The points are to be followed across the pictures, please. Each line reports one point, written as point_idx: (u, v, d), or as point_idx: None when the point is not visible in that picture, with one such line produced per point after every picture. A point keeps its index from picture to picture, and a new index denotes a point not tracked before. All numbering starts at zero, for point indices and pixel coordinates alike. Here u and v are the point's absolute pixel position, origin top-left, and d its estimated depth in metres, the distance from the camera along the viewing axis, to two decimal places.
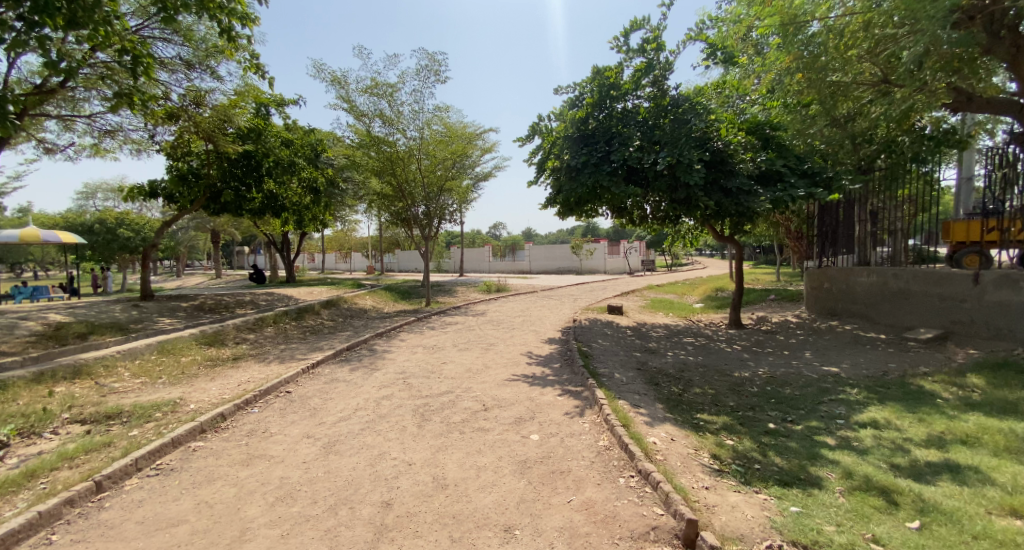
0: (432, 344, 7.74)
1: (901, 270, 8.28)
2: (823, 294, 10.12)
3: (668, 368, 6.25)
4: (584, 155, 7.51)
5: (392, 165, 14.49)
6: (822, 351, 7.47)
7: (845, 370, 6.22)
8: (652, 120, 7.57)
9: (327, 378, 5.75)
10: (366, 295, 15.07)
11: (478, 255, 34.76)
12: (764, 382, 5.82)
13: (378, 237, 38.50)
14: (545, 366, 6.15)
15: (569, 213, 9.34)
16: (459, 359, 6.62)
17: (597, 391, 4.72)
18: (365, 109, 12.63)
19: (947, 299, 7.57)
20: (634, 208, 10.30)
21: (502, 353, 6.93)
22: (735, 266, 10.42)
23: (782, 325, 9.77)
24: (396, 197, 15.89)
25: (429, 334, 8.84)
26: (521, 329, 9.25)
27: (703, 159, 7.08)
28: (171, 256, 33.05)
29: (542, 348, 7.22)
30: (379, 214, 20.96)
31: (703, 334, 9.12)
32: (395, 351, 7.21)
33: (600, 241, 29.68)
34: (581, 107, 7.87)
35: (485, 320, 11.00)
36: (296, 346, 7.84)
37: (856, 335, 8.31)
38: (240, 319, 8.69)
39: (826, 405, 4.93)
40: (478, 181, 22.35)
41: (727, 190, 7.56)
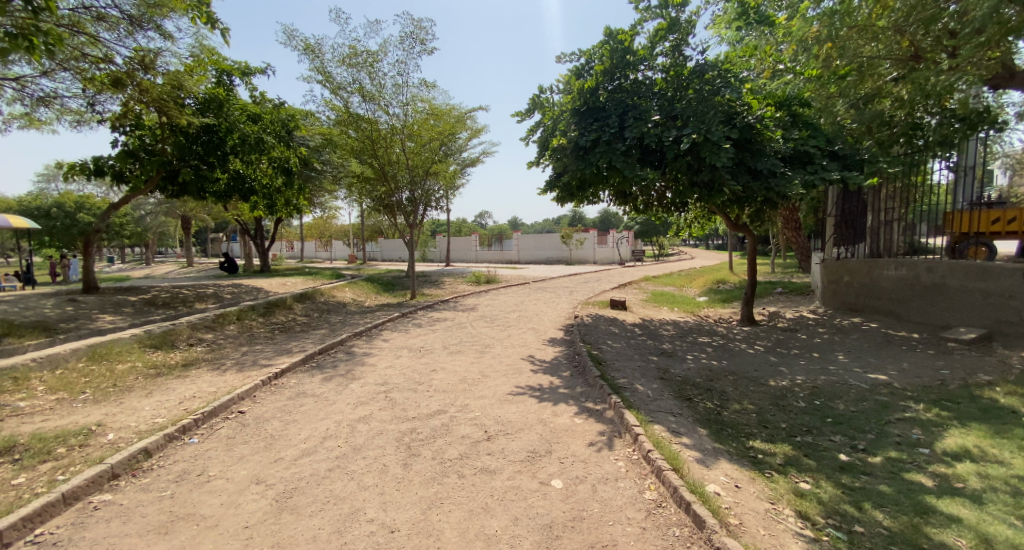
0: (420, 346, 6.78)
1: (935, 264, 7.72)
2: (841, 288, 9.46)
3: (693, 377, 5.40)
4: (594, 132, 6.53)
5: (372, 145, 13.34)
6: (856, 355, 6.72)
7: (894, 379, 5.46)
8: (672, 92, 6.62)
9: (293, 392, 4.74)
10: (347, 287, 13.98)
11: (465, 244, 33.65)
12: (809, 394, 5.00)
13: (360, 225, 37.11)
14: (553, 375, 5.26)
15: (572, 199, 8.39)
16: (452, 366, 5.67)
17: (626, 413, 3.82)
18: (342, 81, 11.47)
19: (991, 295, 7.04)
20: (640, 194, 9.44)
21: (502, 359, 5.99)
22: (748, 259, 9.64)
23: (799, 321, 9.02)
24: (379, 180, 14.86)
25: (416, 333, 7.86)
26: (518, 327, 8.32)
27: (732, 137, 6.14)
28: (141, 243, 31.24)
29: (545, 352, 6.34)
30: (360, 200, 19.72)
31: (716, 332, 8.32)
32: (377, 355, 6.20)
33: (591, 231, 28.83)
34: (590, 77, 6.88)
35: (477, 316, 10.04)
36: (261, 348, 6.78)
37: (887, 336, 7.65)
38: (197, 315, 7.57)
39: (895, 427, 4.12)
40: (465, 167, 21.26)
41: (754, 172, 6.68)
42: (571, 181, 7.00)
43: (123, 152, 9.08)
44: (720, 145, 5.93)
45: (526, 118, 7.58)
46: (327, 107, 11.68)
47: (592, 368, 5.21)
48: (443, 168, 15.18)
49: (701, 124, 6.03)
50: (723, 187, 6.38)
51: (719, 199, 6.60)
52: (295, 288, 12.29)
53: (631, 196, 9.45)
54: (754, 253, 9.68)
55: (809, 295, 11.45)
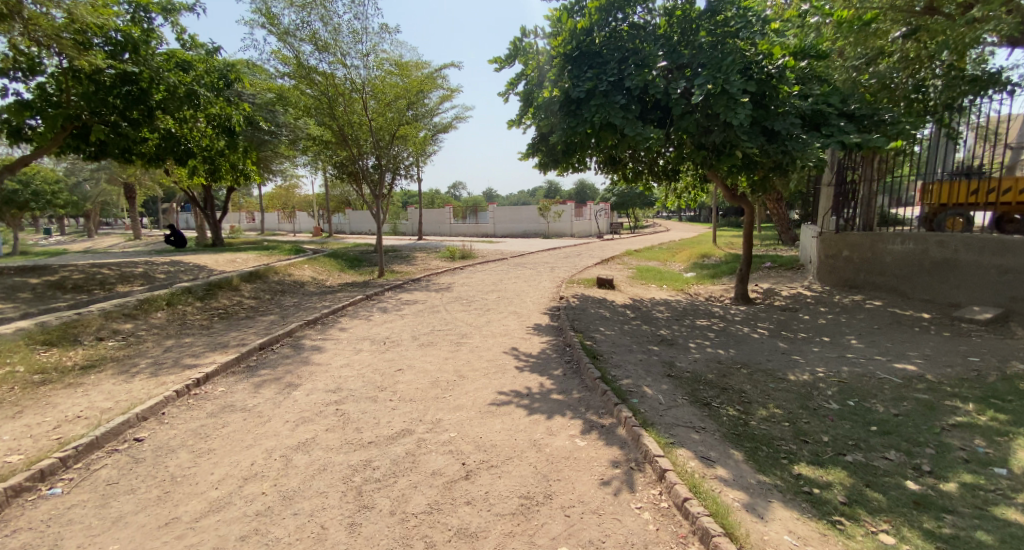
0: (384, 337, 5.82)
1: (947, 237, 7.18)
2: (839, 262, 8.90)
3: (705, 373, 4.64)
4: (590, 81, 5.57)
5: (331, 103, 11.93)
6: (870, 339, 6.13)
7: (925, 370, 4.85)
8: (678, 36, 5.72)
9: (216, 405, 3.73)
10: (306, 264, 12.70)
11: (438, 216, 32.23)
12: (838, 393, 4.31)
13: (325, 195, 35.11)
14: (543, 375, 4.40)
15: (556, 165, 7.44)
16: (423, 364, 4.75)
17: (644, 436, 3.00)
18: (291, 26, 10.04)
19: (1008, 271, 6.56)
20: (630, 161, 8.57)
21: (481, 354, 5.09)
22: (745, 232, 8.95)
23: (797, 300, 8.42)
24: (340, 144, 13.48)
25: (381, 320, 6.88)
26: (497, 313, 7.42)
27: (749, 90, 5.29)
28: (80, 213, 28.65)
29: (531, 343, 5.48)
30: (321, 167, 18.12)
31: (714, 313, 7.61)
32: (332, 350, 5.21)
33: (569, 202, 27.94)
34: (583, 16, 5.89)
35: (451, 297, 9.07)
36: (190, 340, 5.67)
37: (896, 316, 7.09)
38: (114, 301, 6.35)
39: (952, 437, 3.45)
40: (436, 133, 19.90)
41: (768, 133, 5.88)
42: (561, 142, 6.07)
43: (20, 104, 7.54)
44: (737, 99, 5.09)
45: (507, 66, 6.49)
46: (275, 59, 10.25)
47: (590, 366, 4.39)
48: (411, 133, 13.87)
49: (716, 73, 5.17)
50: (734, 151, 5.59)
51: (729, 164, 5.79)
52: (245, 265, 10.98)
53: (619, 161, 8.52)
54: (750, 224, 8.99)
55: (801, 270, 10.92)
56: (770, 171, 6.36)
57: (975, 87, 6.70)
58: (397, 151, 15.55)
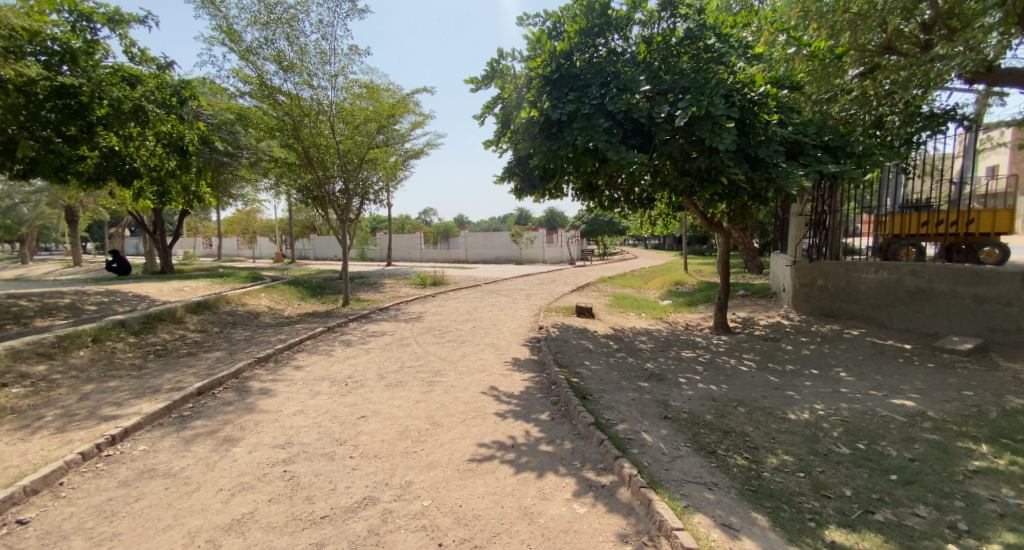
0: (346, 376, 5.21)
1: (921, 266, 7.23)
2: (814, 291, 8.88)
3: (703, 415, 4.26)
4: (572, 103, 5.29)
5: (296, 124, 11.40)
6: (858, 371, 5.95)
7: (924, 406, 4.62)
8: (659, 61, 5.56)
9: (132, 470, 3.05)
10: (262, 292, 11.87)
11: (408, 243, 31.55)
12: (845, 434, 4.00)
13: (288, 220, 33.92)
14: (528, 421, 3.92)
15: (531, 191, 7.24)
16: (391, 409, 4.18)
17: (655, 500, 2.55)
18: (253, 43, 9.55)
19: (984, 301, 6.67)
20: (607, 187, 8.39)
21: (457, 396, 4.57)
22: (723, 261, 8.84)
23: (777, 330, 8.29)
24: (304, 167, 12.88)
25: (343, 357, 6.25)
26: (471, 347, 6.91)
27: (734, 116, 5.11)
28: (14, 237, 26.54)
29: (511, 383, 5.00)
30: (284, 190, 17.38)
31: (697, 344, 7.36)
32: (285, 394, 4.57)
33: (541, 229, 27.90)
34: (561, 39, 5.66)
35: (421, 329, 8.50)
36: (115, 383, 4.89)
37: (877, 346, 6.99)
38: (28, 338, 5.50)
39: (978, 486, 3.14)
40: (406, 158, 19.57)
41: (751, 160, 5.73)
42: (540, 166, 5.75)
43: None
44: (723, 124, 4.88)
45: (483, 87, 6.18)
46: (235, 77, 9.74)
47: (581, 410, 3.95)
48: (382, 157, 13.45)
49: (701, 97, 4.98)
50: (719, 177, 5.38)
51: (713, 191, 5.58)
52: (193, 294, 10.09)
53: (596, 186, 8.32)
54: (727, 253, 8.89)
55: (774, 299, 10.92)
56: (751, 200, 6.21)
57: (937, 121, 6.89)
58: (365, 175, 15.06)
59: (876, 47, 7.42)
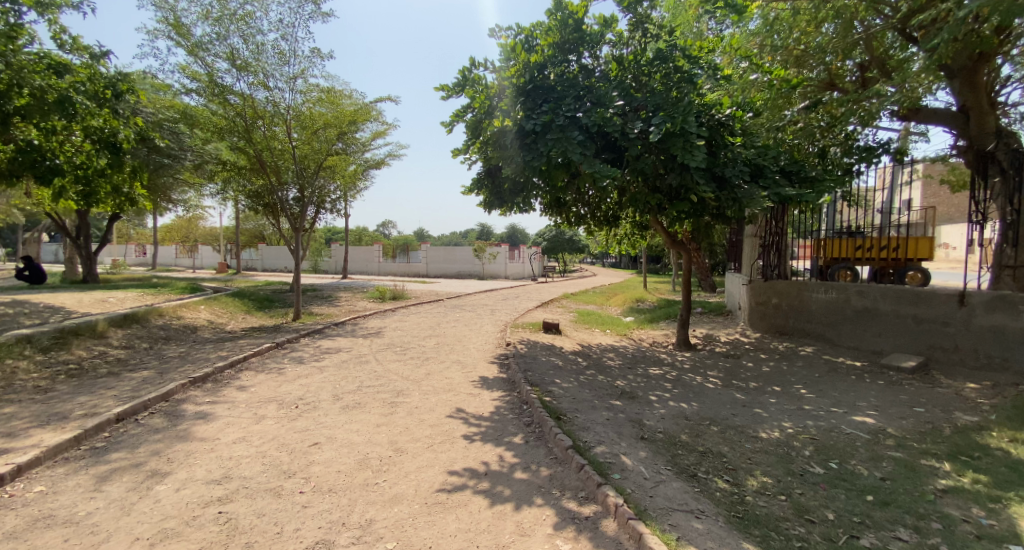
0: (295, 400, 4.83)
1: (867, 287, 7.50)
2: (770, 310, 9.15)
3: (678, 436, 4.18)
4: (546, 114, 5.23)
5: (247, 126, 10.79)
6: (817, 388, 6.08)
7: (884, 423, 4.73)
8: (631, 78, 5.61)
9: (25, 517, 2.55)
10: (202, 305, 11.10)
11: (364, 255, 30.65)
12: (817, 453, 3.99)
13: (235, 228, 32.22)
14: (501, 446, 3.69)
15: (501, 205, 7.71)
16: (348, 434, 3.86)
17: (646, 532, 2.36)
18: (203, 38, 8.99)
19: (924, 321, 6.86)
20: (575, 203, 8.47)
21: (422, 419, 4.30)
22: (684, 279, 9.01)
23: (737, 347, 8.49)
24: (256, 172, 12.21)
25: (293, 377, 5.81)
26: (435, 365, 6.59)
27: (704, 135, 5.18)
28: None
29: (481, 406, 4.76)
30: (233, 196, 16.44)
31: (663, 362, 7.42)
32: (225, 420, 4.15)
33: (503, 244, 27.86)
34: (535, 51, 5.63)
35: (381, 344, 8.09)
36: (17, 409, 4.26)
37: (831, 363, 7.22)
38: None
39: (949, 506, 3.15)
40: (366, 168, 19.04)
41: (718, 179, 5.82)
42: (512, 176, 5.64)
43: None
44: (694, 142, 4.95)
45: (454, 94, 6.01)
46: (181, 74, 9.14)
47: (559, 435, 3.76)
48: (341, 165, 12.96)
49: (673, 115, 5.02)
50: (689, 194, 5.45)
51: (684, 208, 5.64)
52: (107, 308, 9.19)
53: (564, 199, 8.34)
54: (689, 271, 9.08)
55: (731, 317, 11.24)
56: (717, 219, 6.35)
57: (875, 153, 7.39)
58: (322, 183, 14.47)
59: (819, 82, 7.98)
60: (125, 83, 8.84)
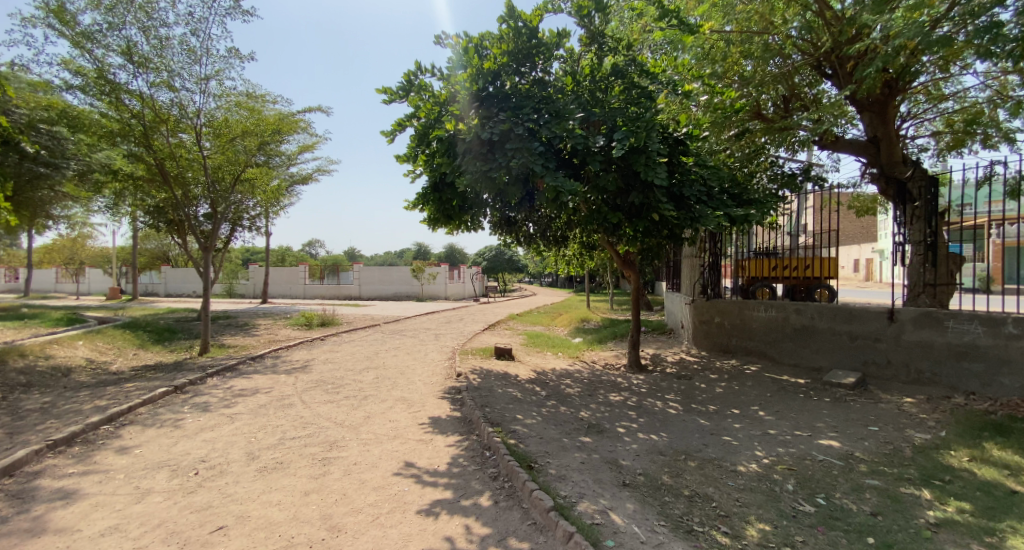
0: (192, 461, 4.30)
1: (803, 305, 7.74)
2: (713, 328, 9.31)
3: (660, 478, 3.86)
4: (504, 123, 4.88)
5: (145, 132, 9.46)
6: (774, 409, 6.05)
7: (850, 446, 4.67)
8: (589, 91, 5.40)
9: None
10: (78, 340, 9.89)
11: (289, 277, 28.60)
12: (800, 487, 3.79)
13: (135, 249, 28.85)
14: (469, 515, 3.21)
15: (446, 222, 7.63)
16: (264, 510, 3.37)
17: None
18: (92, 28, 7.73)
19: (858, 337, 7.13)
20: (524, 219, 8.85)
21: (363, 480, 3.80)
22: (632, 300, 9.06)
23: (685, 368, 8.54)
24: (158, 183, 10.76)
25: (193, 436, 4.98)
26: (375, 406, 5.86)
27: (664, 152, 5.02)
28: None
29: (437, 458, 4.21)
30: (133, 213, 14.57)
31: (620, 387, 7.31)
32: (92, 503, 3.52)
33: (442, 265, 27.11)
34: (489, 58, 5.29)
35: (309, 382, 7.18)
36: None
37: (777, 382, 7.34)
38: None
39: (948, 542, 2.98)
40: (294, 182, 17.67)
41: (675, 198, 5.70)
42: (466, 189, 5.23)
43: None
44: (656, 159, 4.78)
45: (398, 99, 5.49)
46: (64, 69, 7.84)
47: (538, 492, 3.27)
48: (262, 179, 11.78)
49: (635, 129, 4.84)
50: (651, 211, 5.28)
51: (644, 226, 5.49)
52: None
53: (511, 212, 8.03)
54: (637, 291, 9.12)
55: (676, 337, 11.36)
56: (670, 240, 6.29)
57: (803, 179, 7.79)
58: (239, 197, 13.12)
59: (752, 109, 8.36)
60: None
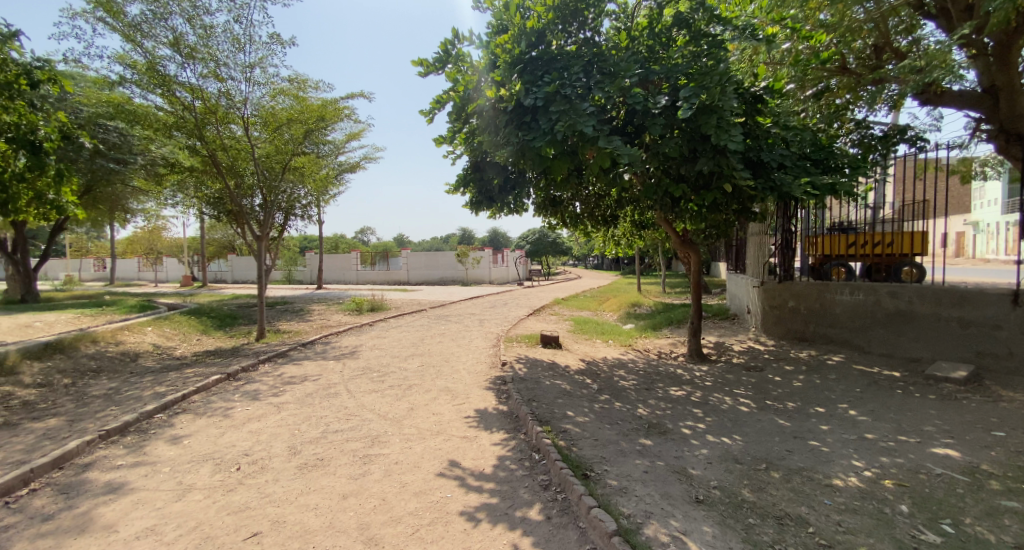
0: (236, 455, 4.18)
1: (899, 288, 6.76)
2: (786, 313, 8.39)
3: (740, 494, 3.30)
4: (550, 87, 4.36)
5: (197, 124, 9.64)
6: (866, 408, 5.25)
7: (973, 457, 3.89)
8: (647, 49, 4.77)
9: None
10: (148, 326, 10.39)
11: (342, 263, 29.46)
12: (919, 510, 3.12)
13: (202, 239, 30.63)
14: (518, 534, 2.81)
15: (489, 204, 7.25)
16: (300, 515, 3.14)
17: None
18: (142, 22, 7.83)
19: (970, 324, 6.17)
20: (569, 198, 8.25)
21: (404, 484, 3.50)
22: (692, 284, 8.46)
23: (754, 357, 7.76)
24: (212, 174, 11.06)
25: (240, 426, 4.91)
26: (419, 397, 5.61)
27: (740, 110, 4.30)
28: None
29: (483, 459, 3.86)
30: (194, 204, 15.24)
31: (682, 380, 6.69)
32: (134, 499, 3.42)
33: (488, 249, 26.96)
34: (532, 17, 4.78)
35: (355, 369, 7.07)
36: None
37: (867, 374, 6.45)
38: None
39: None
40: (340, 170, 17.88)
41: (753, 164, 4.97)
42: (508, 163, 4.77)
43: None
44: (730, 119, 4.08)
45: (435, 71, 5.06)
46: (119, 64, 8.02)
47: (597, 511, 2.83)
48: (309, 168, 11.89)
49: (705, 85, 4.17)
50: (722, 181, 4.60)
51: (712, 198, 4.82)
52: (15, 341, 8.08)
53: (557, 190, 7.49)
54: (697, 274, 8.49)
55: (741, 322, 10.47)
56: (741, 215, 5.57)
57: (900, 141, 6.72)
58: (287, 186, 13.36)
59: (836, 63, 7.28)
60: (44, 71, 7.87)
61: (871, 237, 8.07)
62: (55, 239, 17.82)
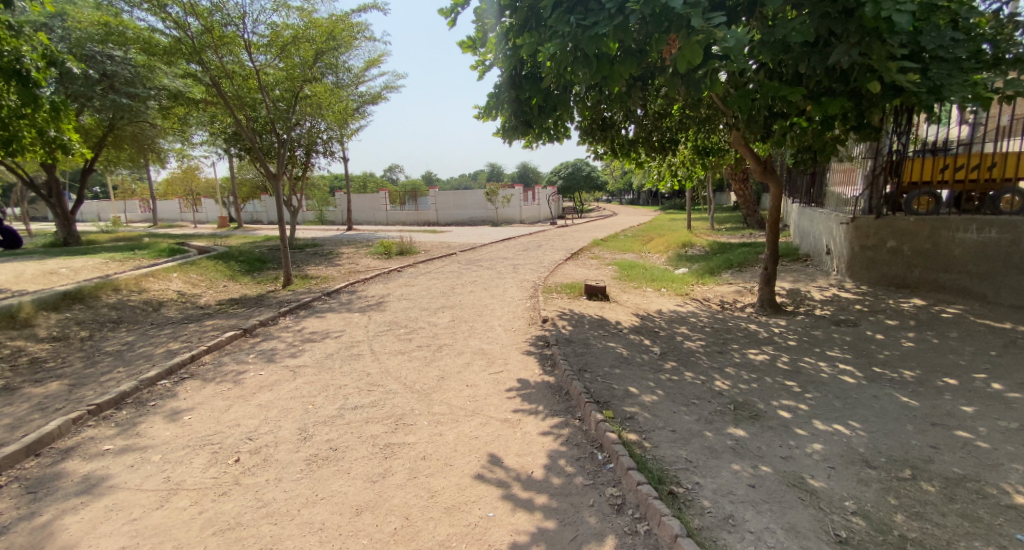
0: (237, 437, 3.51)
1: None
2: (883, 256, 7.00)
3: (895, 529, 2.36)
4: None
5: (196, 47, 8.62)
6: (1015, 383, 4.13)
7: None
8: None
9: None
10: (173, 271, 9.97)
11: (372, 203, 28.77)
12: None
13: (233, 180, 30.38)
14: None
15: (525, 131, 6.06)
16: (301, 539, 2.40)
17: None
18: None
19: None
20: (623, 119, 6.97)
21: (434, 494, 2.71)
22: (768, 219, 7.24)
23: (844, 309, 6.57)
24: (221, 105, 10.22)
25: (248, 396, 4.26)
26: (451, 362, 4.85)
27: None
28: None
29: (532, 456, 3.03)
30: (215, 140, 14.51)
31: (760, 339, 5.64)
32: (108, 503, 2.76)
33: (519, 185, 25.59)
34: None
35: (381, 324, 6.36)
36: None
37: (999, 334, 5.22)
38: None
39: None
40: (360, 103, 16.69)
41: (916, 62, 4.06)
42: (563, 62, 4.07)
43: None
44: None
45: None
46: None
47: None
48: (325, 99, 10.85)
49: None
50: (863, 79, 3.66)
51: (837, 107, 4.00)
52: (34, 290, 7.69)
53: (609, 107, 6.25)
54: (774, 209, 7.21)
55: (815, 265, 9.13)
56: (855, 132, 4.64)
57: None
58: (305, 118, 12.39)
59: None
60: None
61: (972, 159, 6.70)
62: (87, 182, 17.61)
